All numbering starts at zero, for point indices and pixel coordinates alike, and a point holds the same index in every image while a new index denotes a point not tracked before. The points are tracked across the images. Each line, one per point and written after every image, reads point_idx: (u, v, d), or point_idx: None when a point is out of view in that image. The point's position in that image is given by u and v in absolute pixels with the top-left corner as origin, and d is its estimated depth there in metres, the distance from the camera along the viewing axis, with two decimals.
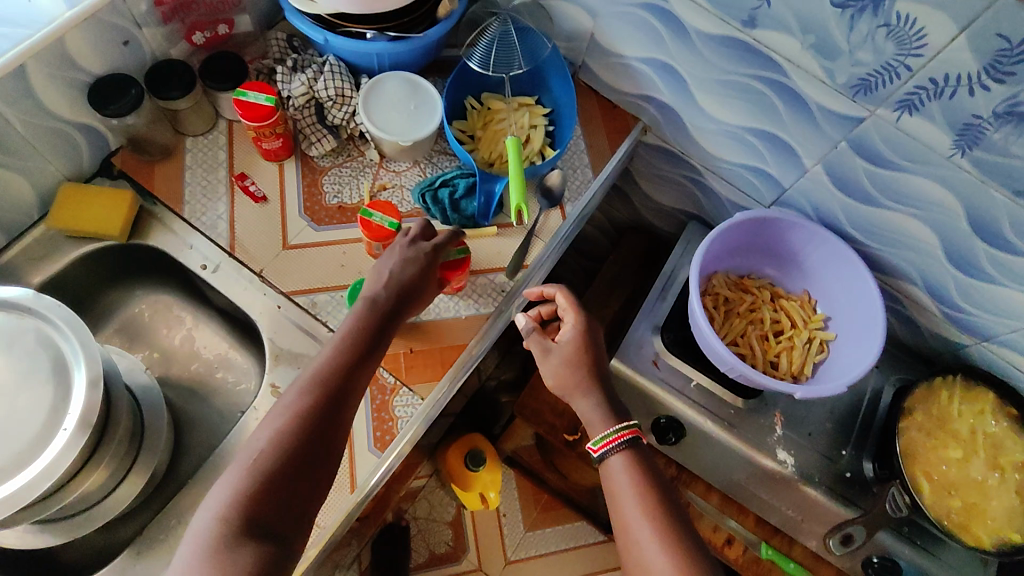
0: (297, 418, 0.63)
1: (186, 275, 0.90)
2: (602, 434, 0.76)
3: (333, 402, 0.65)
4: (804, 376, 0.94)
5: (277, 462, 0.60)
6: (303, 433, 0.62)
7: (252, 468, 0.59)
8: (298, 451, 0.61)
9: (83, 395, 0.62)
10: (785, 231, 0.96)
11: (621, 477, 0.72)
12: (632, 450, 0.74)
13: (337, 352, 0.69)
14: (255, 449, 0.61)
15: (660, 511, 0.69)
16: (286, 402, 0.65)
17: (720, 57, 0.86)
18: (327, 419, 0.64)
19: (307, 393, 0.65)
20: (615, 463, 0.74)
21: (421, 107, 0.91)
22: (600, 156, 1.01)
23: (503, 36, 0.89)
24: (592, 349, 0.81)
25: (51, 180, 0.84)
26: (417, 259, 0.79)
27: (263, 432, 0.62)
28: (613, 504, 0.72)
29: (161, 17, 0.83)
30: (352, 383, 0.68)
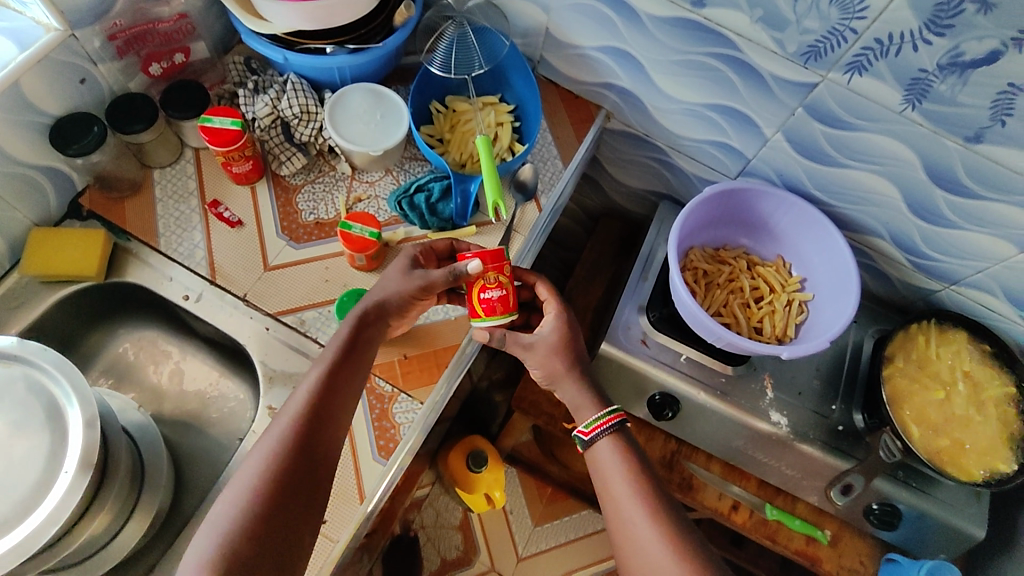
0: (279, 460, 0.63)
1: (168, 308, 0.89)
2: (593, 417, 0.77)
3: (305, 454, 0.64)
4: (788, 338, 0.96)
5: (261, 506, 0.60)
6: (285, 474, 0.62)
7: (236, 515, 0.59)
8: (281, 494, 0.61)
9: (81, 436, 0.61)
10: (755, 200, 0.99)
11: (611, 461, 0.74)
12: (619, 434, 0.76)
13: (315, 384, 0.69)
14: (238, 494, 0.60)
15: (648, 492, 0.71)
16: (267, 443, 0.64)
17: (673, 38, 0.88)
18: (309, 458, 0.64)
19: (288, 431, 0.65)
20: (605, 446, 0.76)
21: (387, 117, 0.92)
22: (568, 145, 1.03)
23: (461, 38, 0.91)
24: (573, 340, 0.81)
25: (20, 227, 0.82)
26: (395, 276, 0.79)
27: (247, 477, 0.62)
28: (603, 485, 0.74)
29: (115, 51, 0.83)
30: (323, 431, 0.67)
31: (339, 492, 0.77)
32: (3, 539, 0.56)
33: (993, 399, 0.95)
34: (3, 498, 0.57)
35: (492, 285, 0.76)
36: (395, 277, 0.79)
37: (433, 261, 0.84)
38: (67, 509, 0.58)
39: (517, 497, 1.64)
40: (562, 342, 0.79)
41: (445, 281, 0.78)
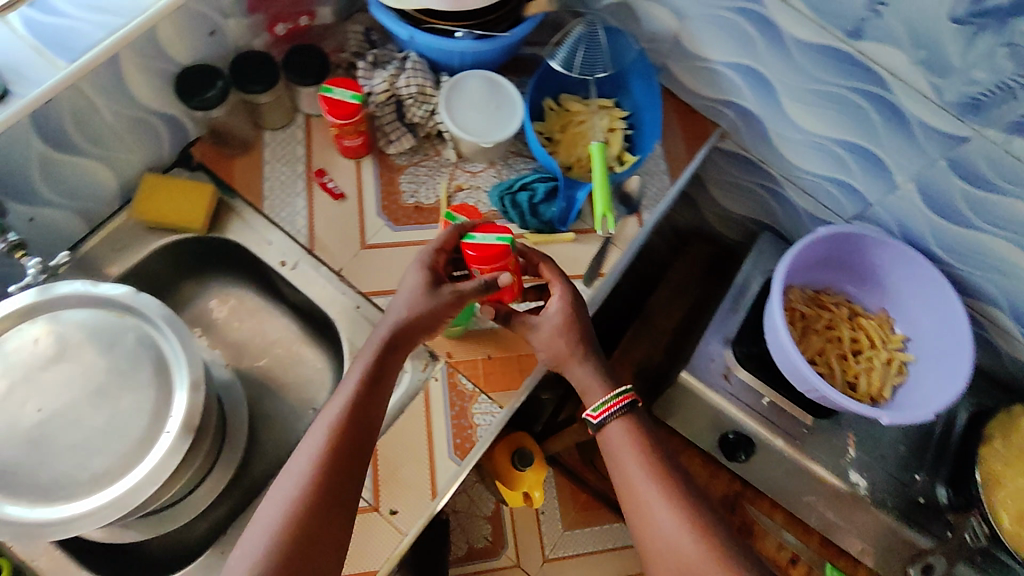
0: (320, 466, 0.64)
1: (262, 269, 0.90)
2: (601, 400, 0.74)
3: (335, 478, 0.64)
4: (884, 400, 0.91)
5: (303, 514, 0.61)
6: (314, 503, 0.62)
7: (268, 548, 0.60)
8: (311, 520, 0.62)
9: (187, 398, 0.62)
10: (868, 248, 0.94)
11: (623, 446, 0.72)
12: (628, 416, 0.73)
13: (357, 387, 0.69)
14: (269, 524, 0.61)
15: (669, 481, 0.69)
16: (309, 447, 0.65)
17: (816, 67, 0.83)
18: (348, 464, 0.65)
19: (330, 436, 0.65)
20: (615, 429, 0.73)
21: (503, 107, 0.89)
22: (679, 162, 0.98)
23: (590, 36, 0.87)
24: (580, 321, 0.77)
25: (134, 170, 0.83)
26: (419, 277, 0.74)
27: (290, 482, 0.63)
28: (616, 473, 0.72)
29: (247, 7, 0.81)
30: (354, 454, 0.66)
31: (412, 485, 0.77)
32: (107, 489, 0.58)
33: None
34: (106, 448, 0.59)
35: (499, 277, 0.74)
36: (417, 280, 0.74)
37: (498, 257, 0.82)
38: (168, 469, 0.59)
39: (550, 498, 1.63)
40: (566, 323, 0.76)
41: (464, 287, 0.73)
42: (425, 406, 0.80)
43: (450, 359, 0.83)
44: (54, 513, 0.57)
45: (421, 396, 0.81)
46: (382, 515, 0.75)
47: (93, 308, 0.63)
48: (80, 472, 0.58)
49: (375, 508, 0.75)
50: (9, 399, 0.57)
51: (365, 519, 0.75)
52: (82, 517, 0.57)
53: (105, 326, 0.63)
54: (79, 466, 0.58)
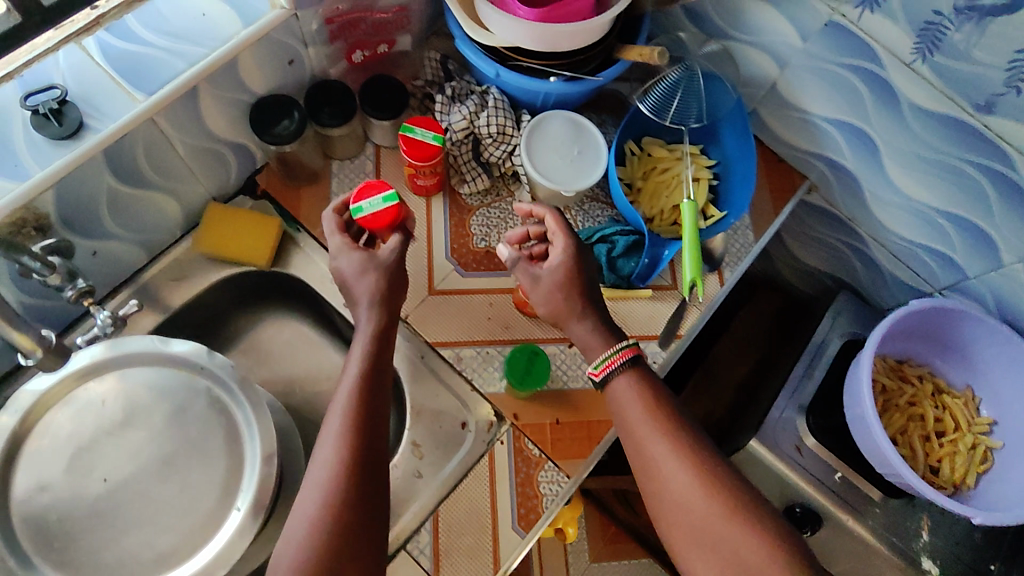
0: (346, 452, 0.59)
1: (322, 306, 0.86)
2: (600, 358, 0.68)
3: (372, 427, 0.61)
4: (966, 488, 0.87)
5: (341, 505, 0.56)
6: (358, 448, 0.59)
7: (322, 500, 0.56)
8: (360, 464, 0.58)
9: (257, 472, 0.58)
10: (960, 325, 0.88)
11: (629, 402, 0.65)
12: (636, 369, 0.67)
13: (362, 363, 0.65)
14: (320, 475, 0.58)
15: (681, 437, 0.63)
16: (329, 435, 0.60)
17: (933, 135, 0.77)
18: (371, 445, 0.60)
19: (348, 416, 0.61)
20: (622, 386, 0.66)
21: (584, 153, 0.84)
22: (764, 218, 0.92)
23: (688, 81, 0.82)
24: (582, 275, 0.71)
25: (199, 199, 0.79)
26: (352, 258, 0.70)
27: (316, 474, 0.58)
28: (624, 433, 0.65)
29: (328, 36, 0.76)
30: (380, 403, 0.63)
31: (473, 555, 0.72)
32: (176, 570, 0.54)
33: None
34: (173, 526, 0.55)
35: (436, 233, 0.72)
36: (348, 263, 0.69)
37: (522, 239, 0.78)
38: (236, 552, 0.55)
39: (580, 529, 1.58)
40: (568, 277, 0.70)
41: (396, 262, 0.71)
42: (489, 471, 0.76)
43: (516, 422, 0.79)
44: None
45: (485, 459, 0.77)
46: None
47: (166, 367, 0.60)
48: (144, 551, 0.54)
49: None
50: (73, 468, 0.55)
51: None
52: None
53: (176, 387, 0.60)
54: (146, 544, 0.54)
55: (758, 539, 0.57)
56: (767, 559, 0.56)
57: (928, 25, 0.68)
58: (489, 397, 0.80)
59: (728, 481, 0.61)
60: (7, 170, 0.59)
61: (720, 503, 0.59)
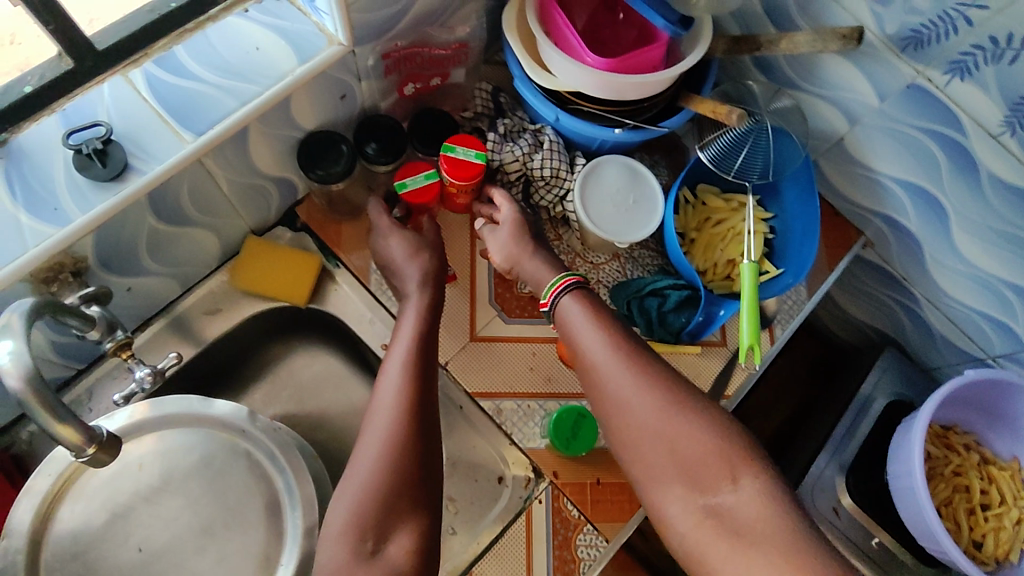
0: (403, 406, 0.61)
1: (357, 345, 0.82)
2: (550, 284, 0.69)
3: (426, 382, 0.63)
4: (1010, 563, 0.84)
5: (399, 463, 0.57)
6: (416, 403, 0.61)
7: (380, 455, 0.57)
8: (418, 417, 0.60)
9: (298, 543, 0.57)
10: (1013, 397, 0.84)
11: (573, 318, 0.66)
12: (581, 290, 0.67)
13: (416, 330, 0.67)
14: (379, 428, 0.59)
15: (626, 350, 0.63)
16: (385, 397, 0.62)
17: (1011, 209, 0.73)
18: (427, 412, 0.62)
19: (406, 366, 0.63)
20: (569, 307, 0.66)
21: (640, 202, 0.81)
22: (817, 274, 0.89)
23: (757, 133, 0.78)
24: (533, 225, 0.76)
25: (237, 231, 0.76)
26: (400, 241, 0.74)
27: (376, 429, 0.59)
28: (570, 348, 0.66)
29: (383, 70, 0.72)
30: (433, 365, 0.65)
31: None
32: None
33: None
34: None
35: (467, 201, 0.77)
36: (399, 246, 0.73)
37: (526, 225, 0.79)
38: None
39: None
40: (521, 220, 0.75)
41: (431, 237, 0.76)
42: (526, 530, 0.73)
43: (555, 481, 0.75)
44: None
45: (522, 518, 0.74)
46: None
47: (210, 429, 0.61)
48: None
49: None
50: (110, 534, 0.58)
51: None
52: None
53: (216, 450, 0.61)
54: None
55: (702, 434, 0.58)
56: (711, 451, 0.57)
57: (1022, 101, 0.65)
58: (529, 452, 0.76)
59: (672, 382, 0.61)
60: (46, 214, 0.56)
61: (661, 403, 0.59)
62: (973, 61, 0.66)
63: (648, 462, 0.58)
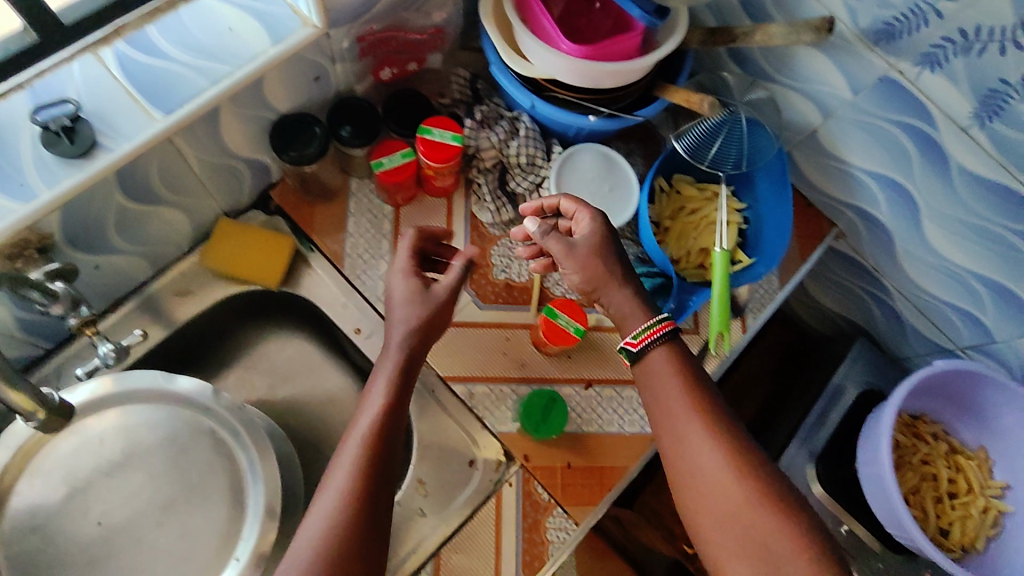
0: (357, 489, 0.54)
1: (331, 329, 0.83)
2: (642, 326, 0.65)
3: (384, 465, 0.57)
4: (976, 550, 0.85)
5: (339, 557, 0.51)
6: (368, 491, 0.54)
7: (320, 544, 0.51)
8: (368, 505, 0.54)
9: (258, 521, 0.60)
10: (981, 388, 0.86)
11: (664, 376, 0.62)
12: (672, 345, 0.64)
13: (384, 400, 0.60)
14: (325, 515, 0.53)
15: (717, 422, 0.60)
16: (337, 479, 0.55)
17: (980, 202, 0.74)
18: (383, 491, 0.56)
19: (365, 444, 0.57)
20: (656, 360, 0.63)
21: (615, 190, 0.81)
22: (790, 263, 0.90)
23: (732, 125, 0.79)
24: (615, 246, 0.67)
25: (209, 213, 0.76)
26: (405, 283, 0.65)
27: (319, 513, 0.53)
28: (653, 406, 0.63)
29: (358, 53, 0.73)
30: (396, 446, 0.58)
31: None
32: None
33: None
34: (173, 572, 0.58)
35: (444, 177, 0.78)
36: (401, 286, 0.65)
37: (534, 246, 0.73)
38: None
39: None
40: (604, 243, 0.66)
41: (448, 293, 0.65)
42: (495, 513, 0.73)
43: (526, 464, 0.76)
44: None
45: (492, 500, 0.74)
46: None
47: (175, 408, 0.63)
48: None
49: None
50: (70, 507, 0.59)
51: None
52: None
53: (182, 429, 0.62)
54: None
55: (789, 527, 0.54)
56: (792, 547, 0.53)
57: (991, 93, 0.66)
58: (500, 436, 0.76)
59: (761, 466, 0.58)
60: (12, 190, 0.56)
61: (749, 487, 0.56)
62: (943, 54, 0.67)
63: (721, 543, 0.55)
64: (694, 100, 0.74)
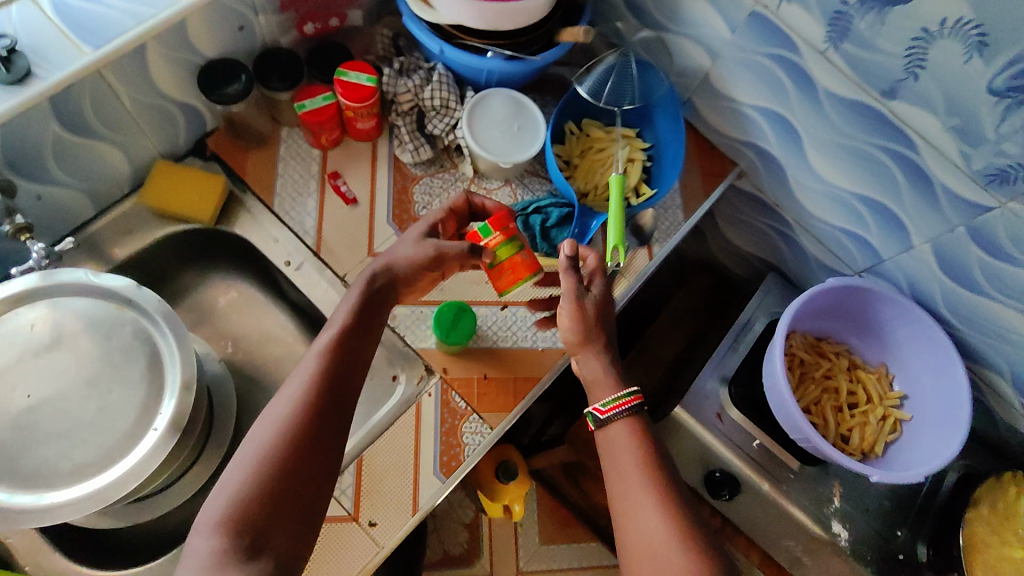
0: (307, 395, 0.62)
1: (266, 267, 0.89)
2: (612, 396, 0.74)
3: (338, 379, 0.65)
4: (874, 455, 0.91)
5: (286, 451, 0.59)
6: (320, 396, 0.63)
7: (270, 442, 0.59)
8: (319, 411, 0.62)
9: (178, 397, 0.63)
10: (874, 304, 0.93)
11: (623, 444, 0.71)
12: (636, 417, 0.73)
13: (345, 322, 0.69)
14: (276, 417, 0.61)
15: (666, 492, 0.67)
16: (293, 387, 0.64)
17: (847, 122, 0.81)
18: (333, 407, 0.64)
19: (320, 362, 0.65)
20: (620, 428, 0.72)
21: (524, 129, 0.89)
22: (693, 198, 0.97)
23: (622, 66, 0.86)
24: (606, 316, 0.78)
25: (146, 155, 0.83)
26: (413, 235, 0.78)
27: (269, 417, 0.61)
28: (611, 474, 0.71)
29: (279, 5, 0.80)
30: (352, 362, 0.67)
31: (394, 498, 0.76)
32: (91, 481, 0.59)
33: None
34: (91, 442, 0.59)
35: (364, 118, 0.85)
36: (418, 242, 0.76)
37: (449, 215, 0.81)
38: (151, 466, 0.60)
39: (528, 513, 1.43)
40: (603, 305, 0.78)
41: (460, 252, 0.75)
42: (415, 420, 0.80)
43: (445, 376, 0.83)
44: (35, 501, 0.57)
45: (413, 409, 0.80)
46: (361, 527, 0.75)
47: (94, 297, 0.64)
48: (62, 462, 0.58)
49: (354, 518, 0.75)
50: None
51: (343, 528, 0.75)
52: (58, 508, 0.57)
53: (103, 317, 0.64)
54: (62, 456, 0.58)
55: None
56: None
57: (838, 15, 0.73)
58: (420, 352, 0.84)
59: (699, 535, 0.64)
60: None
61: (688, 551, 0.63)
62: None
63: None
64: (575, 34, 0.82)
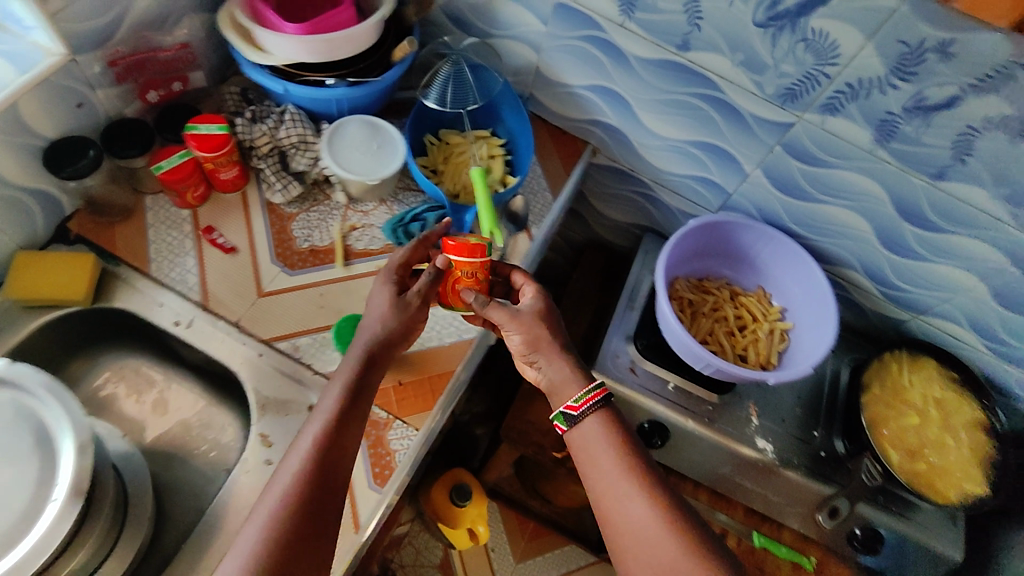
0: (286, 501, 0.62)
1: (157, 335, 0.87)
2: (582, 392, 0.74)
3: (322, 482, 0.64)
4: (772, 365, 0.99)
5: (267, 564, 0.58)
6: (301, 502, 0.62)
7: (252, 554, 0.59)
8: (301, 518, 0.62)
9: (73, 462, 0.62)
10: (735, 232, 1.03)
11: (597, 439, 0.72)
12: (607, 410, 0.74)
13: (329, 416, 0.68)
14: (258, 528, 0.60)
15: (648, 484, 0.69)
16: (274, 492, 0.63)
17: (659, 79, 0.92)
18: (314, 516, 0.62)
19: (304, 465, 0.64)
20: (592, 423, 0.73)
21: (384, 146, 0.93)
22: (557, 178, 1.05)
23: (456, 73, 0.94)
24: (552, 320, 0.78)
25: (3, 250, 0.80)
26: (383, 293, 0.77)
27: (253, 527, 0.61)
28: (587, 469, 0.72)
29: (115, 77, 0.82)
30: (336, 458, 0.66)
31: None
32: None
33: (932, 401, 0.99)
34: None
35: (226, 168, 0.88)
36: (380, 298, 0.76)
37: (420, 248, 0.81)
38: (58, 535, 0.59)
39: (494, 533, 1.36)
40: (544, 310, 0.78)
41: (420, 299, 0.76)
42: None
43: None
44: None
45: None
46: None
47: None
48: None
49: None
50: None
51: None
52: None
53: None
54: None
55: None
56: None
57: None
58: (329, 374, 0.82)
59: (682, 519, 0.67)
60: None
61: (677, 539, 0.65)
62: None
63: None
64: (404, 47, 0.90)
